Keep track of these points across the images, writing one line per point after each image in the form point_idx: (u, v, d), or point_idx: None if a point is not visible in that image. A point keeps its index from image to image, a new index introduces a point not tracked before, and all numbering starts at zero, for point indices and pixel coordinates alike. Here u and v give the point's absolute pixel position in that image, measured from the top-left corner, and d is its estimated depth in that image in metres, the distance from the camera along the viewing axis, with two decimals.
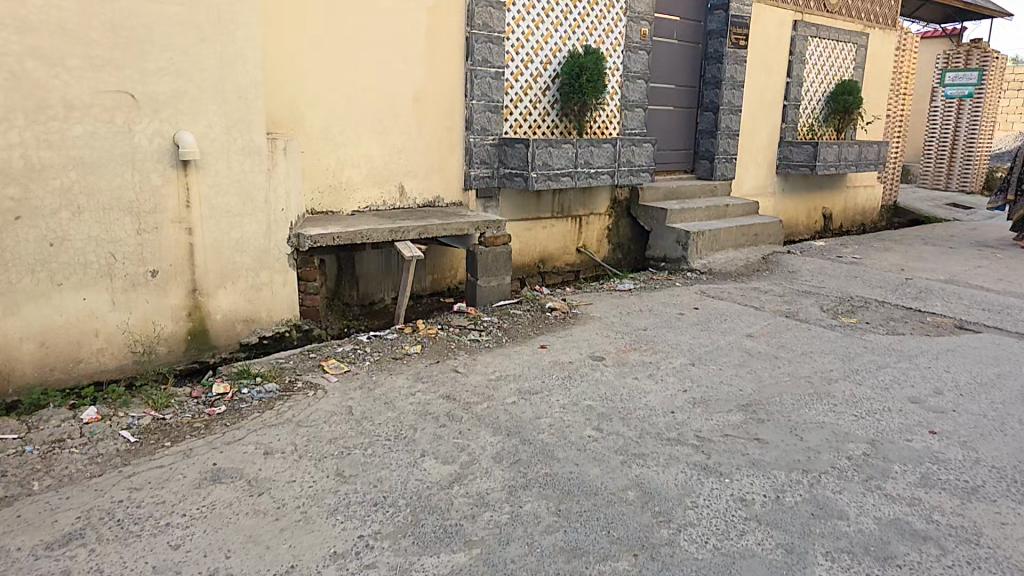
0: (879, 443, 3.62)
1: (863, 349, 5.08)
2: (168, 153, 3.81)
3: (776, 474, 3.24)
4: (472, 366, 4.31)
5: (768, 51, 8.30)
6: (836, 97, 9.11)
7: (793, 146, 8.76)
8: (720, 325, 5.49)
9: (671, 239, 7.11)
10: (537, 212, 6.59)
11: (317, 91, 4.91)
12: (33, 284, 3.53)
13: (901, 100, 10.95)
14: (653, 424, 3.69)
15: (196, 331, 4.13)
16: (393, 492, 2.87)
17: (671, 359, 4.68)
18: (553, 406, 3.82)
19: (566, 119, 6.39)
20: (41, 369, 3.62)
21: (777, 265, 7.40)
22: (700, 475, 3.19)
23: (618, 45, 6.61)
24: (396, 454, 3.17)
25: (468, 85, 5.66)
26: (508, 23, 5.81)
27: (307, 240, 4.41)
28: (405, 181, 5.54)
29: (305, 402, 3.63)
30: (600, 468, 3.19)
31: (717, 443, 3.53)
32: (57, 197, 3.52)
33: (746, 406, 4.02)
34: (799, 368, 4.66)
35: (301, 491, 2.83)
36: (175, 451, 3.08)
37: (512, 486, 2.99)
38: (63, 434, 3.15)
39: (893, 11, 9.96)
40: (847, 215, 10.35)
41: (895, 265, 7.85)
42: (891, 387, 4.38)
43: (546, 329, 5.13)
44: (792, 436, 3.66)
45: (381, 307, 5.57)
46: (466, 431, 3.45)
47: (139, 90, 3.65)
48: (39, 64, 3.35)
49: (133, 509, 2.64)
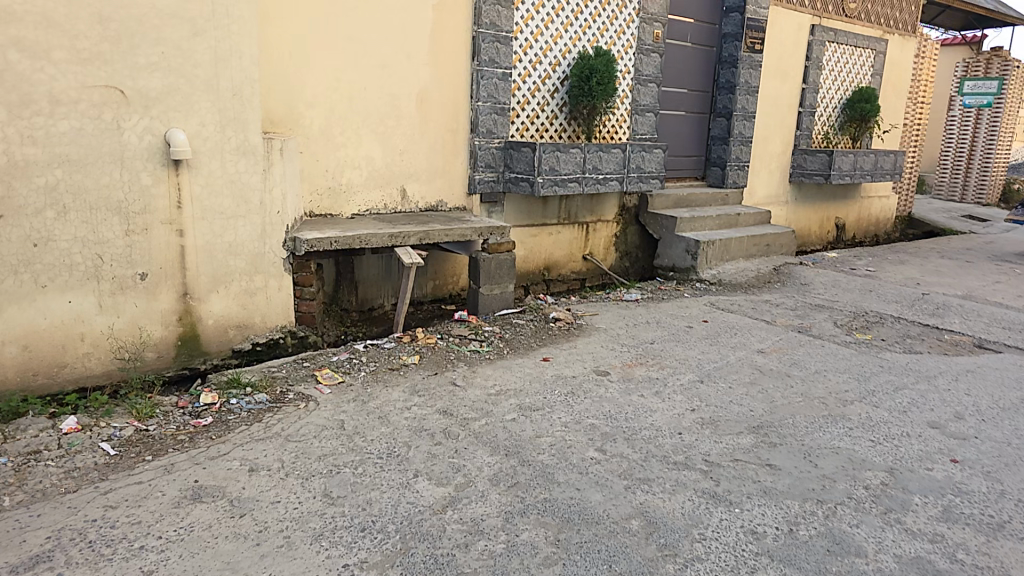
0: (898, 472, 3.42)
1: (880, 369, 4.87)
2: (159, 152, 3.67)
3: (788, 504, 3.06)
4: (471, 379, 4.14)
5: (784, 55, 8.08)
6: (852, 104, 8.86)
7: (807, 154, 8.55)
8: (730, 340, 5.30)
9: (680, 248, 6.93)
10: (543, 218, 6.42)
11: (317, 90, 4.77)
12: (16, 285, 3.41)
13: (918, 109, 10.69)
14: (659, 446, 3.52)
15: (186, 337, 4.00)
16: (382, 516, 2.71)
17: (679, 376, 4.49)
18: (554, 424, 3.65)
19: (574, 123, 6.22)
20: (24, 374, 3.51)
21: (789, 277, 7.19)
22: (707, 504, 3.01)
23: (629, 47, 6.42)
24: (389, 474, 3.01)
25: (474, 85, 5.50)
26: (516, 22, 5.63)
27: (303, 243, 4.27)
28: (407, 183, 5.39)
29: (295, 415, 3.48)
30: (602, 494, 3.02)
31: (725, 468, 3.35)
32: (42, 195, 3.40)
33: (757, 427, 3.83)
34: (812, 388, 4.46)
35: (286, 513, 2.68)
36: (155, 466, 2.94)
37: (509, 511, 2.82)
38: (40, 445, 3.02)
39: (913, 17, 9.70)
40: (861, 226, 10.13)
41: (911, 279, 7.62)
42: (910, 411, 4.18)
43: (548, 341, 4.96)
44: (806, 463, 3.47)
45: (380, 313, 5.45)
46: (462, 450, 3.29)
47: (129, 86, 3.52)
48: (23, 56, 3.22)
49: (107, 530, 2.49)
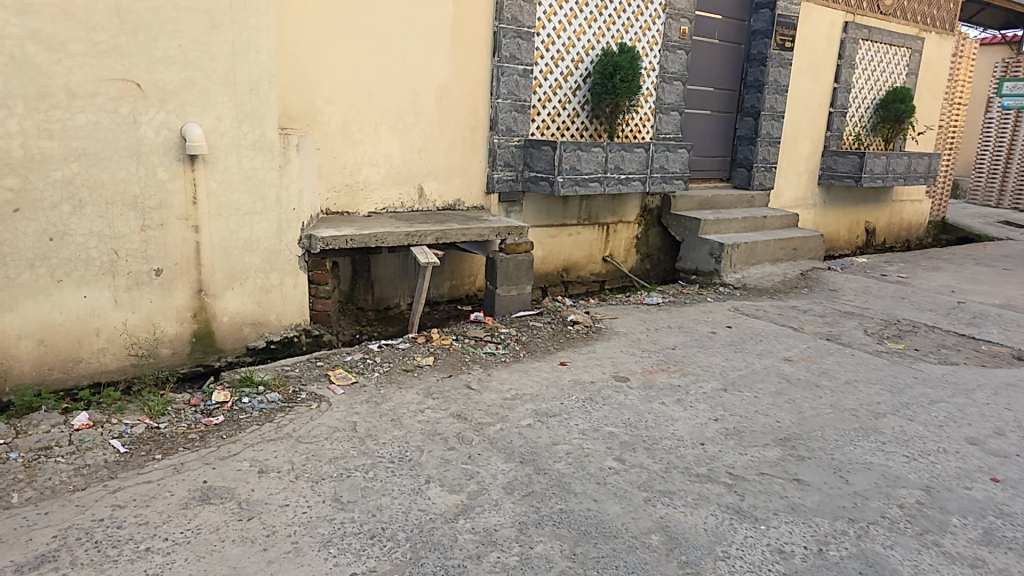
0: (935, 490, 3.22)
1: (914, 380, 4.63)
2: (175, 147, 3.65)
3: (818, 523, 2.90)
4: (487, 382, 4.04)
5: (815, 53, 7.82)
6: (885, 105, 8.55)
7: (838, 155, 8.27)
8: (756, 347, 5.11)
9: (704, 251, 6.75)
10: (563, 219, 6.29)
11: (335, 86, 4.73)
12: (33, 279, 3.42)
13: (955, 110, 10.30)
14: (681, 457, 3.37)
15: (201, 333, 3.99)
16: (392, 524, 2.62)
17: (702, 384, 4.32)
18: (571, 431, 3.53)
19: (596, 121, 6.08)
20: (39, 368, 3.52)
21: (817, 282, 6.94)
22: (731, 520, 2.86)
23: (655, 44, 6.26)
24: (400, 480, 2.92)
25: (494, 82, 5.40)
26: (539, 18, 5.51)
27: (319, 241, 4.22)
28: (425, 182, 5.33)
29: (307, 415, 3.42)
30: (620, 506, 2.89)
31: (751, 482, 3.19)
32: (58, 189, 3.40)
33: (784, 440, 3.66)
34: (843, 400, 4.26)
35: (294, 517, 2.60)
36: (165, 465, 2.90)
37: (523, 522, 2.71)
38: (51, 441, 3.01)
39: (952, 14, 9.33)
40: (892, 230, 9.78)
41: (946, 286, 7.30)
42: (946, 425, 3.95)
43: (567, 344, 4.83)
44: (837, 478, 3.29)
45: (396, 312, 5.40)
46: (476, 456, 3.18)
47: (146, 79, 3.50)
48: (40, 49, 3.21)
49: (113, 530, 2.45)
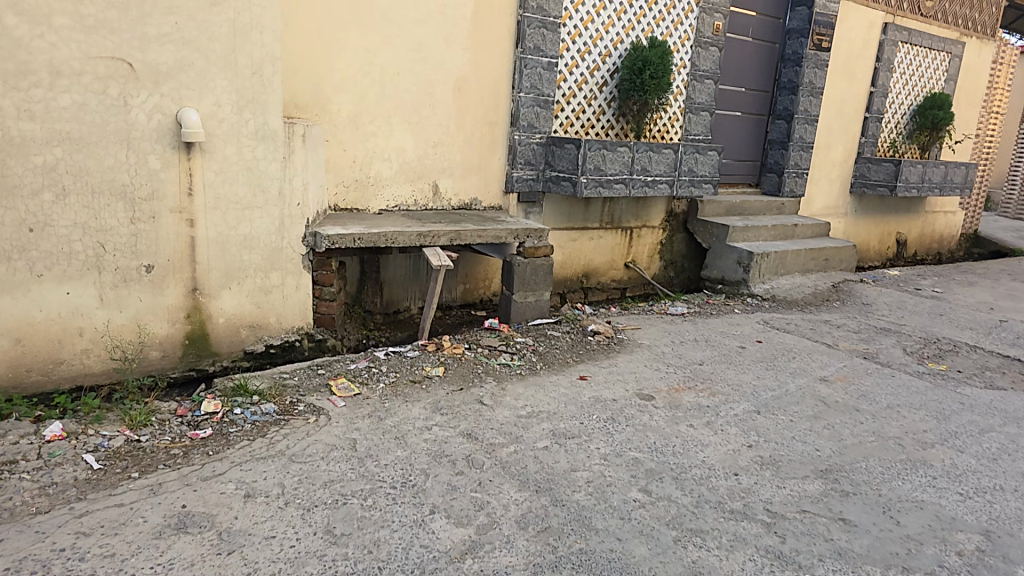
0: (996, 536, 2.85)
1: (960, 406, 4.24)
2: (170, 133, 3.38)
3: (869, 572, 2.55)
4: (500, 398, 3.72)
5: (853, 54, 7.41)
6: (923, 111, 8.10)
7: (872, 162, 7.85)
8: (788, 364, 4.74)
9: (732, 260, 6.38)
10: (584, 222, 5.96)
11: (347, 73, 4.45)
12: (10, 272, 3.18)
13: (992, 119, 9.82)
14: (713, 489, 3.03)
15: (194, 336, 3.72)
16: (390, 563, 2.31)
17: (732, 406, 3.96)
18: (592, 456, 3.20)
19: (623, 120, 5.76)
20: (16, 370, 3.29)
21: (850, 295, 6.54)
22: (772, 567, 2.52)
23: (687, 39, 5.90)
24: (401, 510, 2.61)
25: (516, 75, 5.08)
26: (566, 8, 5.18)
27: (324, 240, 3.94)
28: (440, 179, 5.04)
29: (303, 431, 3.14)
30: (646, 547, 2.56)
31: (791, 521, 2.83)
32: (40, 175, 3.15)
33: (824, 472, 3.30)
34: (885, 427, 3.88)
35: (280, 552, 2.31)
36: (141, 486, 2.62)
37: (537, 565, 2.39)
38: (18, 455, 2.75)
39: (994, 19, 8.88)
40: (924, 242, 9.33)
41: (985, 303, 6.86)
42: (1001, 459, 3.57)
43: (586, 356, 4.50)
44: (885, 519, 2.93)
45: (406, 316, 5.12)
46: (487, 482, 2.87)
47: (138, 58, 3.24)
48: (22, 21, 2.95)
49: (74, 563, 2.17)
